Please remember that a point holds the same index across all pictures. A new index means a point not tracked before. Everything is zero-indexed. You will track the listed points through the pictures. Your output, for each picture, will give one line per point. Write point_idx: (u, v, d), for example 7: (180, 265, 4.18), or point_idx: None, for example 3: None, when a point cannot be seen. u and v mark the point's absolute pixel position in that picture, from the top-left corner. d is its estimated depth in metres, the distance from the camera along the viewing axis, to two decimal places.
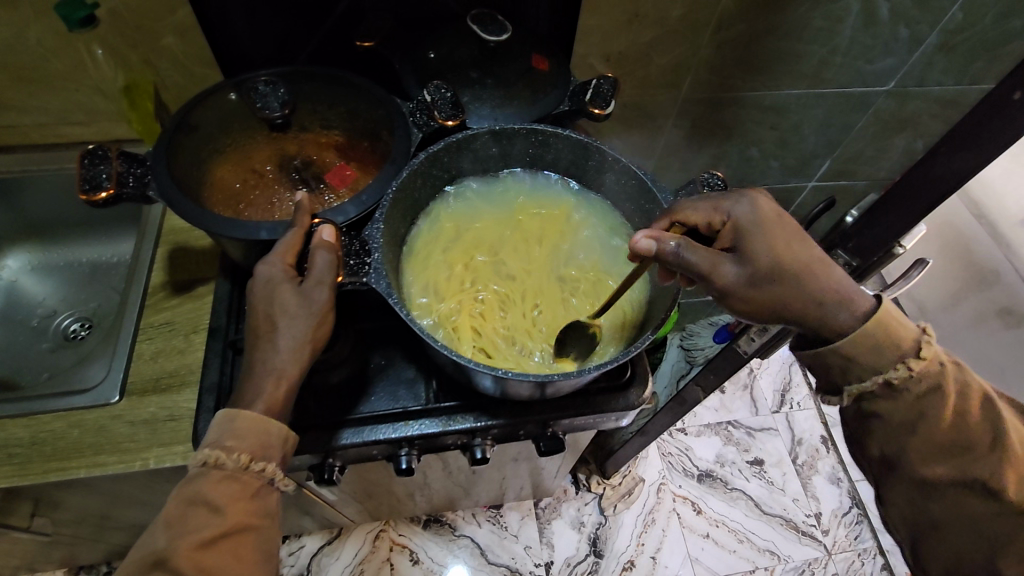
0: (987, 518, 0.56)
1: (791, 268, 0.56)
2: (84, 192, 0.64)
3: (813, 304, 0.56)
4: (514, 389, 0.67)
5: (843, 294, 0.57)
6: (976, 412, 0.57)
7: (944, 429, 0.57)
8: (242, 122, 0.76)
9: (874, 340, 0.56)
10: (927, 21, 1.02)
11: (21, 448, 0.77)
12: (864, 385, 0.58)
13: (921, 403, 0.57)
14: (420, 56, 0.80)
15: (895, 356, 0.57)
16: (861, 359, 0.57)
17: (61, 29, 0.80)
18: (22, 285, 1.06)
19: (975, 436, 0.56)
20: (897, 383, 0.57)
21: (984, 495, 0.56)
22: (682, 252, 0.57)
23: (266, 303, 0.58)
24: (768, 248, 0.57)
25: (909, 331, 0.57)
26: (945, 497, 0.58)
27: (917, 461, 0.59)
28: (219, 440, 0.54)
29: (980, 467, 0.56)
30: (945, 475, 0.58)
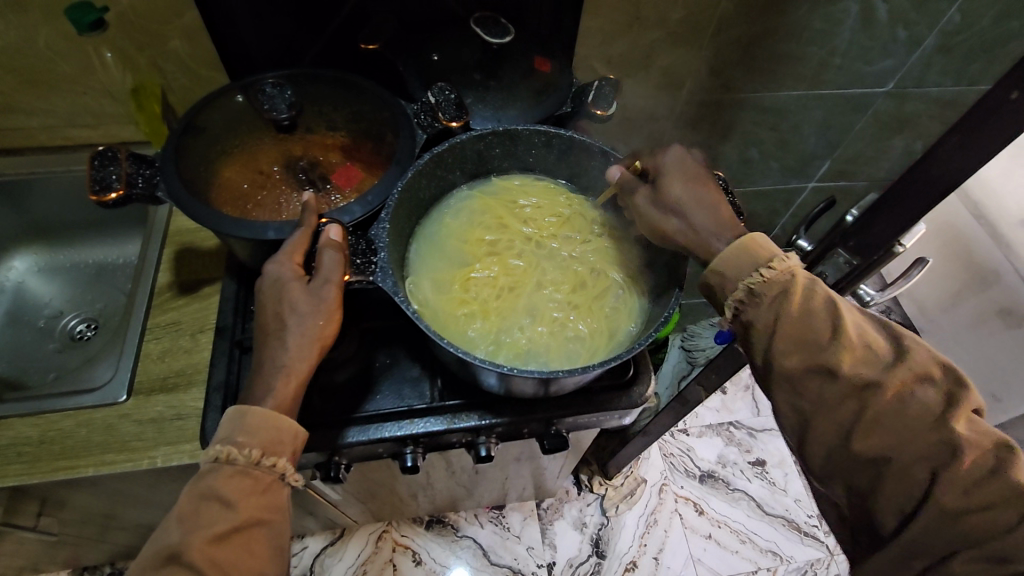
0: (838, 403, 0.57)
1: (682, 202, 0.66)
2: (94, 193, 0.64)
3: (692, 235, 0.65)
4: (519, 387, 0.68)
5: (719, 229, 0.64)
6: (822, 306, 0.58)
7: (794, 323, 0.58)
8: (248, 124, 0.77)
9: (737, 256, 0.61)
10: (924, 23, 1.03)
11: (30, 447, 0.78)
12: (731, 297, 0.61)
13: (776, 306, 0.59)
14: (422, 57, 0.82)
15: (751, 266, 0.60)
16: (727, 271, 0.61)
17: (69, 33, 0.81)
18: (28, 286, 1.07)
19: (818, 327, 0.58)
20: (756, 292, 0.60)
21: (833, 378, 0.57)
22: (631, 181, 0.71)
23: (275, 301, 0.59)
24: (672, 185, 0.67)
25: (769, 250, 0.61)
26: (812, 388, 0.58)
27: (778, 356, 0.59)
28: (231, 437, 0.55)
29: (829, 354, 0.57)
30: (803, 366, 0.58)
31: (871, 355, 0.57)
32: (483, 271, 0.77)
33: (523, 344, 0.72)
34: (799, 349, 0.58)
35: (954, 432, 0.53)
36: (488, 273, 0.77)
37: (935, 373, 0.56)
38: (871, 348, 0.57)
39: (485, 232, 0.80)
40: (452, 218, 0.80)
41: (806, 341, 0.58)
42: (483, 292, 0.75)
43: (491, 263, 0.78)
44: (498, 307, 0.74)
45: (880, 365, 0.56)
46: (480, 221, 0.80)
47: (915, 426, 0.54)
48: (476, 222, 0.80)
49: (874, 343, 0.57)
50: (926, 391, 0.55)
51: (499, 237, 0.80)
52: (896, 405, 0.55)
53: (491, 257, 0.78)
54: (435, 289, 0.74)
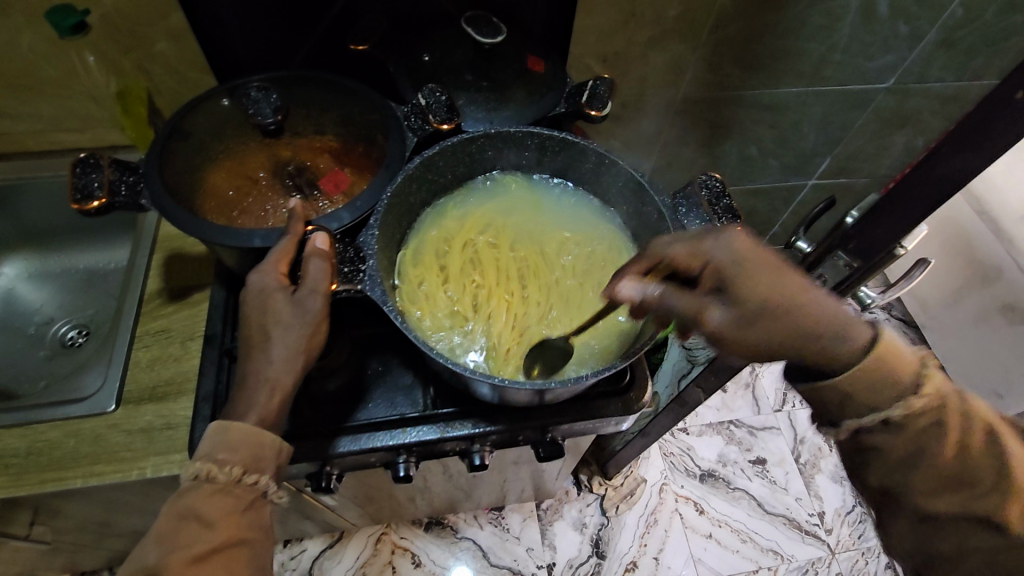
0: (990, 550, 0.52)
1: (777, 311, 0.55)
2: (75, 202, 0.63)
3: (807, 346, 0.54)
4: (512, 396, 0.67)
5: (842, 333, 0.54)
6: (982, 444, 0.52)
7: (942, 461, 0.52)
8: (233, 128, 0.76)
9: (871, 377, 0.53)
10: (926, 17, 1.01)
11: (17, 458, 0.77)
12: (854, 421, 0.55)
13: (921, 439, 0.52)
14: (412, 58, 0.80)
15: (894, 392, 0.53)
16: (863, 396, 0.53)
17: (51, 36, 0.80)
18: (18, 292, 1.06)
19: (979, 470, 0.51)
20: (897, 422, 0.53)
21: (989, 527, 0.51)
22: (665, 297, 0.58)
23: (259, 313, 0.57)
24: (751, 291, 0.56)
25: (908, 366, 0.53)
26: (953, 528, 0.53)
27: (917, 492, 0.54)
28: (211, 454, 0.54)
29: (984, 501, 0.51)
30: (954, 509, 0.53)
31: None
32: (469, 279, 0.76)
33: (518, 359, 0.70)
34: (946, 491, 0.53)
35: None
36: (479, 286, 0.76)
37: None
38: None
39: (479, 238, 0.79)
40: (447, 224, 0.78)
41: (958, 484, 0.52)
42: (469, 299, 0.74)
43: (478, 271, 0.77)
44: (485, 315, 0.73)
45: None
46: (468, 226, 0.79)
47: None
48: (471, 227, 0.79)
49: None
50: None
51: (487, 249, 0.79)
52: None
53: (482, 267, 0.77)
54: (424, 302, 0.72)
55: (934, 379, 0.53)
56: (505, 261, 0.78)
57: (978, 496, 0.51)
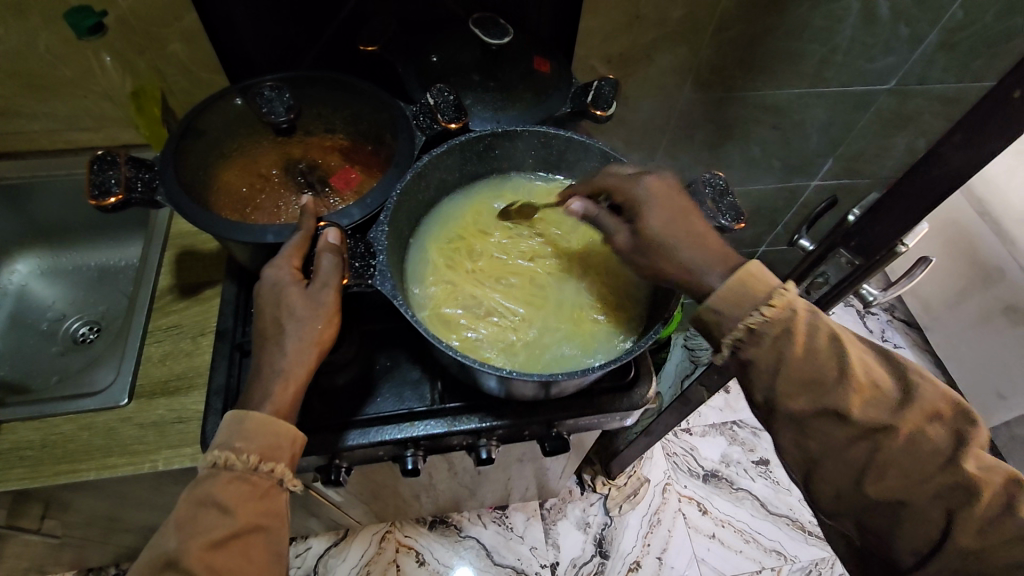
0: (845, 444, 0.56)
1: (663, 241, 0.62)
2: (93, 198, 0.64)
3: (686, 272, 0.61)
4: (518, 390, 0.68)
5: (711, 261, 0.61)
6: (825, 346, 0.56)
7: (796, 364, 0.56)
8: (247, 127, 0.78)
9: (736, 291, 0.58)
10: (927, 19, 1.02)
11: (32, 451, 0.78)
12: (728, 335, 0.58)
13: (778, 345, 0.57)
14: (421, 58, 0.82)
15: (752, 302, 0.57)
16: (727, 310, 0.58)
17: (69, 37, 0.81)
18: (31, 290, 1.07)
19: (824, 367, 0.56)
20: (756, 331, 0.57)
21: (842, 420, 0.55)
22: (600, 218, 0.67)
23: (273, 306, 0.59)
24: (653, 221, 0.63)
25: (768, 284, 0.58)
26: (818, 428, 0.57)
27: (782, 395, 0.57)
28: (228, 442, 0.55)
29: (834, 395, 0.55)
30: (808, 407, 0.56)
31: (877, 396, 0.55)
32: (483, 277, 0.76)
33: (533, 351, 0.71)
34: (804, 389, 0.56)
35: (964, 473, 0.52)
36: (486, 281, 0.76)
37: (945, 410, 0.55)
38: (879, 387, 0.56)
39: (480, 236, 0.80)
40: (448, 225, 0.80)
41: (811, 382, 0.56)
42: (489, 297, 0.75)
43: (489, 268, 0.77)
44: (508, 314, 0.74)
45: (887, 406, 0.55)
46: (465, 228, 0.80)
47: (925, 467, 0.53)
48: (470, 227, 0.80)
49: (883, 382, 0.56)
50: (935, 429, 0.54)
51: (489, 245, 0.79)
52: (904, 443, 0.54)
53: (486, 263, 0.78)
54: (436, 302, 0.73)
55: (792, 294, 0.57)
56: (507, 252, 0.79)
57: (826, 392, 0.56)
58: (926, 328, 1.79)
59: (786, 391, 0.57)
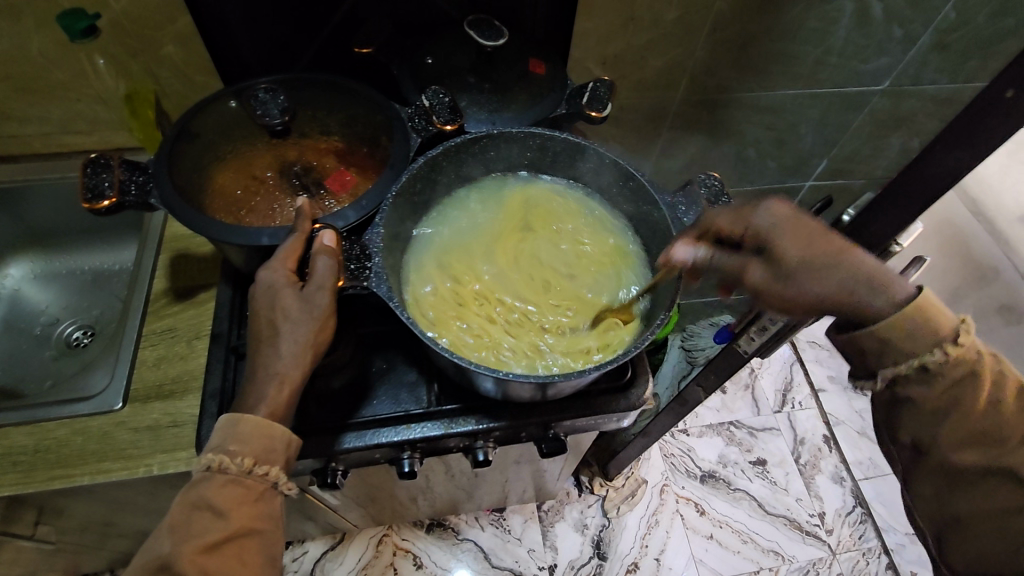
0: (1012, 509, 0.54)
1: (805, 274, 0.58)
2: (87, 201, 0.64)
3: (836, 303, 0.57)
4: (515, 391, 0.68)
5: (877, 285, 0.56)
6: (1014, 405, 0.54)
7: (970, 414, 0.54)
8: (241, 129, 0.77)
9: (914, 326, 0.54)
10: (920, 20, 1.03)
11: (25, 456, 0.78)
12: (889, 369, 0.56)
13: (956, 387, 0.54)
14: (416, 60, 0.82)
15: (930, 340, 0.54)
16: (898, 341, 0.55)
17: (62, 39, 0.81)
18: (24, 294, 1.07)
19: (1009, 426, 0.54)
20: (932, 370, 0.54)
21: (1017, 483, 0.53)
22: (714, 260, 0.62)
23: (268, 308, 0.58)
24: (793, 250, 0.58)
25: (947, 321, 0.54)
26: (981, 486, 0.55)
27: (946, 445, 0.56)
28: (222, 445, 0.55)
29: (1010, 456, 0.53)
30: (976, 463, 0.55)
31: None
32: (490, 283, 0.77)
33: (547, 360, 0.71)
34: (974, 444, 0.55)
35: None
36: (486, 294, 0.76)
37: None
38: None
39: (473, 251, 0.79)
40: (439, 241, 0.78)
41: (986, 437, 0.54)
42: (496, 304, 0.75)
43: (496, 276, 0.77)
44: (517, 320, 0.74)
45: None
46: (468, 234, 0.80)
47: None
48: (462, 243, 0.79)
49: None
50: None
51: (485, 259, 0.79)
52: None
53: (484, 276, 0.77)
54: (442, 320, 0.72)
55: (972, 341, 0.54)
56: (512, 256, 0.79)
57: (1005, 452, 0.54)
58: None
59: (950, 443, 0.55)
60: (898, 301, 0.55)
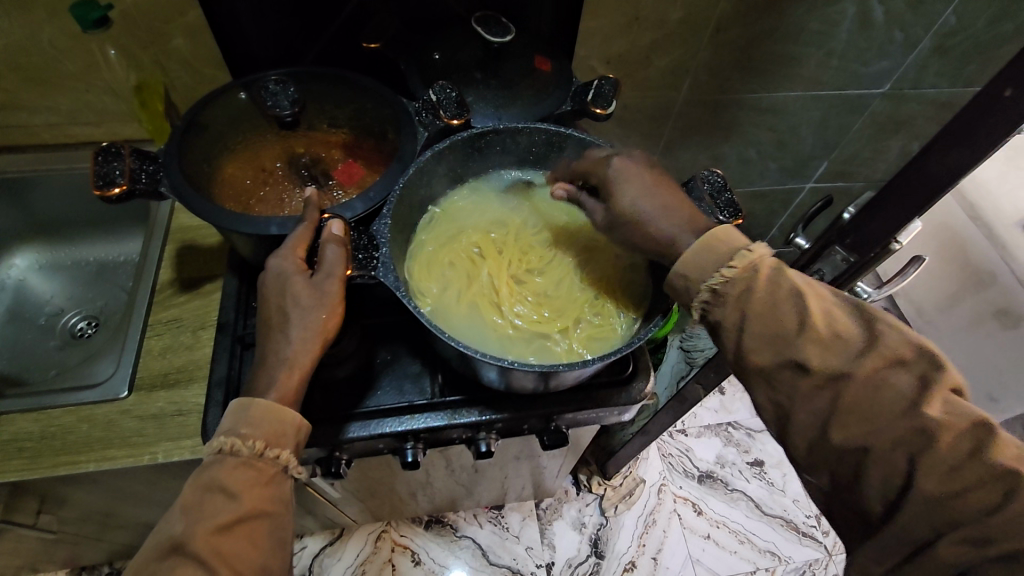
0: (809, 392, 0.55)
1: (633, 214, 0.65)
2: (98, 188, 0.64)
3: (653, 242, 0.64)
4: (518, 382, 0.68)
5: (680, 228, 0.63)
6: (787, 299, 0.57)
7: (759, 316, 0.57)
8: (251, 120, 0.79)
9: (695, 256, 0.60)
10: (921, 24, 1.04)
11: (30, 442, 0.78)
12: (696, 298, 0.61)
13: (742, 302, 0.58)
14: (423, 56, 0.83)
15: (714, 264, 0.59)
16: (690, 272, 0.60)
17: (73, 30, 0.82)
18: (28, 284, 1.07)
19: (783, 321, 0.56)
20: (719, 292, 0.59)
21: (802, 369, 0.55)
22: (578, 198, 0.72)
23: (277, 295, 0.59)
24: (624, 191, 0.65)
25: (729, 246, 0.60)
26: (784, 380, 0.57)
27: (747, 350, 0.58)
28: (234, 429, 0.56)
29: (796, 347, 0.55)
30: (772, 360, 0.57)
31: (838, 343, 0.55)
32: (494, 293, 0.75)
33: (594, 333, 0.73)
34: (767, 343, 0.57)
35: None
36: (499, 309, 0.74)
37: (909, 355, 0.53)
38: (841, 338, 0.55)
39: (466, 272, 0.77)
40: (429, 271, 0.75)
41: (772, 335, 0.57)
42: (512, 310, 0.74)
43: (497, 284, 0.76)
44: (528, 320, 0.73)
45: (849, 350, 0.54)
46: (449, 257, 0.77)
47: (886, 412, 0.52)
48: (450, 267, 0.77)
49: (847, 334, 0.55)
50: (898, 374, 0.52)
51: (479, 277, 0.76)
52: (865, 391, 0.53)
53: (485, 295, 0.75)
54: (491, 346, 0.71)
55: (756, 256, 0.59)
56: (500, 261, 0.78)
57: (789, 344, 0.56)
58: (920, 332, 1.79)
59: (750, 347, 0.58)
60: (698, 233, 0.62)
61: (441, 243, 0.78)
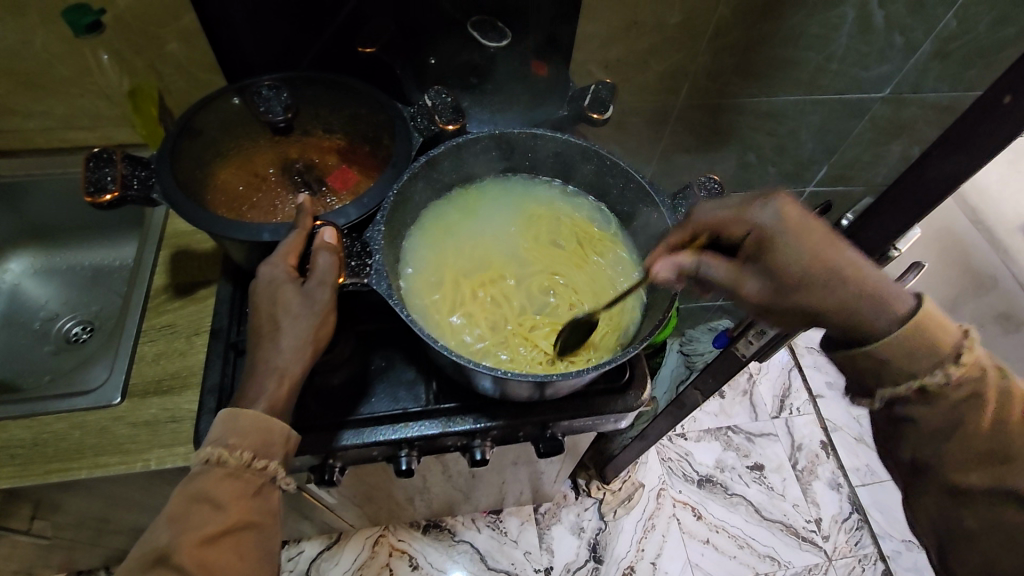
0: (1022, 531, 0.50)
1: (818, 286, 0.54)
2: (88, 195, 0.64)
3: (844, 320, 0.53)
4: (513, 390, 0.68)
5: (881, 302, 0.52)
6: (1020, 418, 0.50)
7: (979, 432, 0.51)
8: (245, 125, 0.78)
9: (908, 345, 0.51)
10: (921, 28, 1.04)
11: (22, 449, 0.78)
12: (890, 391, 0.53)
13: (958, 408, 0.51)
14: (419, 61, 0.85)
15: (934, 361, 0.51)
16: (897, 361, 0.52)
17: (66, 34, 0.81)
18: (24, 288, 1.07)
19: (1012, 442, 0.50)
20: (930, 392, 0.52)
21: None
22: (703, 267, 0.60)
23: (268, 303, 0.59)
24: (795, 260, 0.54)
25: (950, 335, 0.51)
26: (984, 505, 0.52)
27: (950, 467, 0.53)
28: (222, 438, 0.55)
29: (1020, 476, 0.50)
30: (984, 485, 0.51)
31: None
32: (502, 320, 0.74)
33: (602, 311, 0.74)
34: (980, 464, 0.51)
35: None
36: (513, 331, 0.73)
37: None
38: None
39: (466, 300, 0.75)
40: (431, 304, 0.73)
41: (994, 456, 0.51)
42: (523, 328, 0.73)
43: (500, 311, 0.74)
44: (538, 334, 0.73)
45: None
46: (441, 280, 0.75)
47: None
48: (447, 296, 0.74)
49: None
50: None
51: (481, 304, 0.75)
52: None
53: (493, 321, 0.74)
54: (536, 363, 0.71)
55: (976, 354, 0.51)
56: (498, 276, 0.77)
57: (1013, 471, 0.50)
58: None
59: (957, 462, 0.52)
60: (900, 317, 0.52)
61: (428, 274, 0.76)
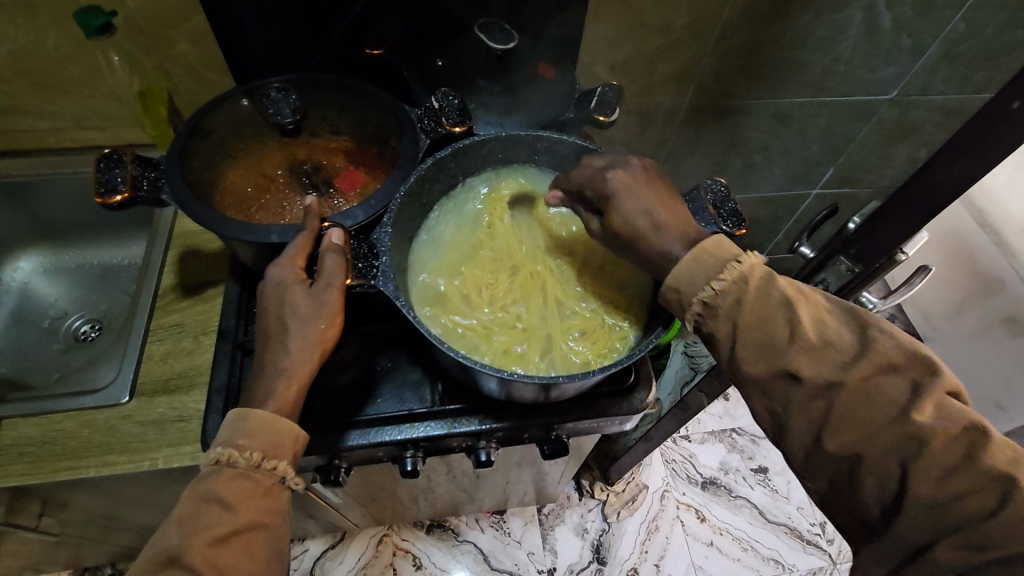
0: (804, 403, 0.54)
1: (625, 233, 0.63)
2: (99, 196, 0.64)
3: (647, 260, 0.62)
4: (519, 392, 0.68)
5: (674, 245, 0.61)
6: (780, 308, 0.55)
7: (751, 325, 0.56)
8: (254, 127, 0.79)
9: (690, 270, 0.58)
10: (929, 30, 1.03)
11: (32, 447, 0.78)
12: (689, 310, 0.59)
13: (734, 315, 0.57)
14: (427, 62, 0.84)
15: (705, 277, 0.58)
16: (683, 287, 0.59)
17: (78, 36, 0.82)
18: (33, 287, 1.08)
19: (776, 330, 0.55)
20: (711, 305, 0.58)
21: (796, 380, 0.54)
22: (572, 207, 0.70)
23: (277, 305, 0.59)
24: (614, 213, 0.63)
25: (724, 256, 0.58)
26: (778, 390, 0.55)
27: (742, 361, 0.57)
28: (232, 439, 0.55)
29: (790, 356, 0.54)
30: (765, 370, 0.56)
31: (829, 352, 0.53)
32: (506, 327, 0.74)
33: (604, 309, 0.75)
34: (760, 354, 0.56)
35: (919, 423, 0.49)
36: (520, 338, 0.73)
37: (900, 362, 0.52)
38: (834, 346, 0.54)
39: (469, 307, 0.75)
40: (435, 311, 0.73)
41: (767, 346, 0.55)
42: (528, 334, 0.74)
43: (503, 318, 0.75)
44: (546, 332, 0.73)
45: (839, 360, 0.53)
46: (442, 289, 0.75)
47: (878, 419, 0.51)
48: (450, 304, 0.74)
49: (840, 341, 0.54)
50: (889, 380, 0.51)
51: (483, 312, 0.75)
52: (861, 396, 0.51)
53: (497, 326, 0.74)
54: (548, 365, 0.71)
55: (747, 266, 0.58)
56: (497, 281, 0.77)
57: (783, 353, 0.55)
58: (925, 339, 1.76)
59: (744, 357, 0.57)
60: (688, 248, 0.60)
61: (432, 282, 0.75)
